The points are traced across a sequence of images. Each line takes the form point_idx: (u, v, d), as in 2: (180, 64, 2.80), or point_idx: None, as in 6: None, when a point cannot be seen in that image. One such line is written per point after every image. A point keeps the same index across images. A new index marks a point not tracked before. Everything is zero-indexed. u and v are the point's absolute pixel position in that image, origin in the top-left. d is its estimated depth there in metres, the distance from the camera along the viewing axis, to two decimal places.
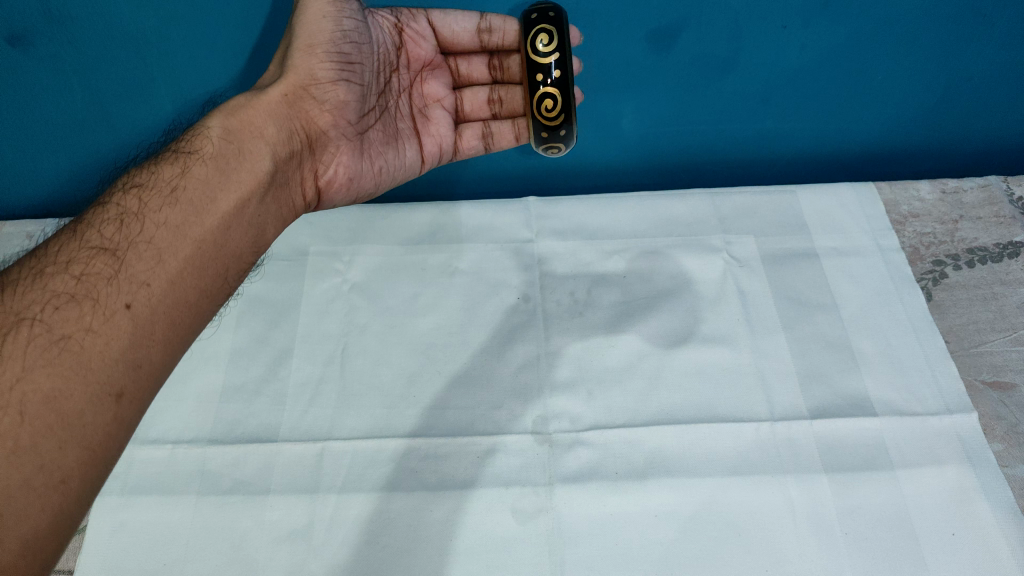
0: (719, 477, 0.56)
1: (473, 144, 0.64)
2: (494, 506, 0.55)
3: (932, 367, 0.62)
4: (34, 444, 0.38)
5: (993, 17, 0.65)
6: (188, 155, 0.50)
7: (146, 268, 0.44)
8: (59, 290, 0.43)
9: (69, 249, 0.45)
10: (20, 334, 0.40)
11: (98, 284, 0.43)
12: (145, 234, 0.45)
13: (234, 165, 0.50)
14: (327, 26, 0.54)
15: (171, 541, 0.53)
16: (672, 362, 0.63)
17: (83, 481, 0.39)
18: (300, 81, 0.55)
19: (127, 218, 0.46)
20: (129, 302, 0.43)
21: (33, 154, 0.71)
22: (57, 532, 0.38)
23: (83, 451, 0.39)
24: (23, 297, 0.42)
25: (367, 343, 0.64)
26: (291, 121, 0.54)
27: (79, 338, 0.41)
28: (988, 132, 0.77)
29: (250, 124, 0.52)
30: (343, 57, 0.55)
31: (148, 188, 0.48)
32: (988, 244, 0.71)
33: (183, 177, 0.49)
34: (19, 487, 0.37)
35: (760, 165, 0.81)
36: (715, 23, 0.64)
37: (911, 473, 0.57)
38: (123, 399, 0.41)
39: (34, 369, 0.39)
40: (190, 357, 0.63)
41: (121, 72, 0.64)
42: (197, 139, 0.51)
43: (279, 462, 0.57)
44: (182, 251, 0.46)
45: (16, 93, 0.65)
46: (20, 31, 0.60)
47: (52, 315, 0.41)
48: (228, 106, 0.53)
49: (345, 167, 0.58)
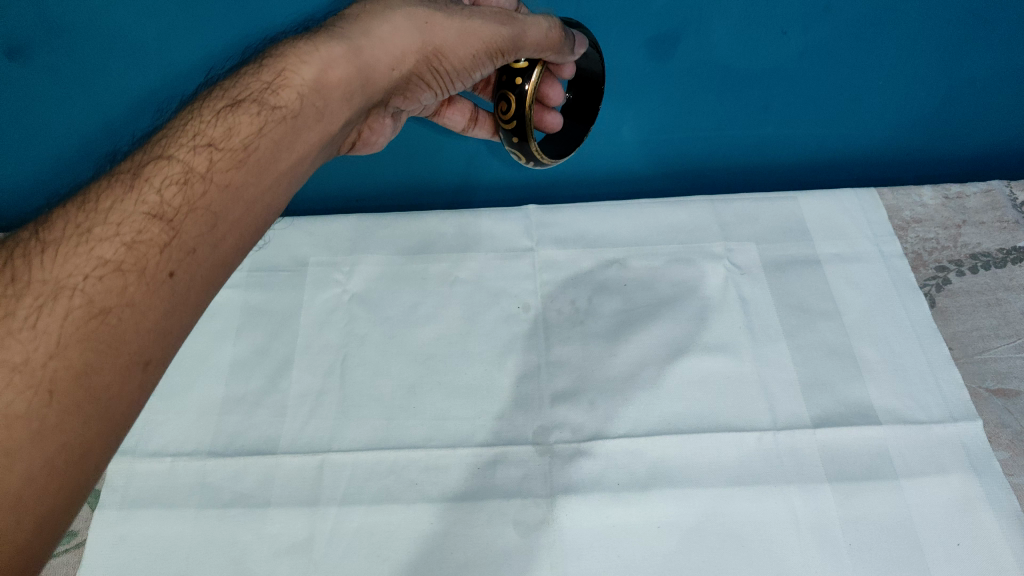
0: (720, 488, 0.56)
1: (454, 119, 0.64)
2: (496, 519, 0.55)
3: (936, 374, 0.62)
4: (59, 421, 0.32)
5: (993, 21, 0.64)
6: (266, 108, 0.42)
7: (199, 234, 0.38)
8: (106, 258, 0.36)
9: (121, 209, 0.37)
10: (56, 308, 0.34)
11: (150, 253, 0.36)
12: (206, 199, 0.39)
13: (311, 127, 0.44)
14: (465, 52, 0.50)
15: (171, 555, 0.53)
16: (675, 370, 0.63)
17: (103, 453, 0.34)
18: (406, 78, 0.50)
19: (192, 179, 0.39)
20: (173, 270, 0.37)
21: (33, 162, 0.73)
22: (71, 504, 0.33)
23: (107, 422, 0.34)
24: (66, 262, 0.35)
25: (367, 353, 0.64)
26: (375, 100, 0.50)
27: (120, 311, 0.35)
28: (992, 135, 0.77)
29: (347, 88, 0.46)
30: (452, 76, 0.52)
31: (219, 145, 0.41)
32: (992, 249, 0.70)
33: (257, 137, 0.42)
34: (41, 466, 0.32)
35: (764, 171, 0.80)
36: (714, 30, 0.64)
37: (916, 483, 0.56)
38: (151, 365, 0.36)
39: (69, 345, 0.33)
40: (191, 368, 0.63)
41: (118, 80, 0.67)
42: (282, 87, 0.43)
43: (279, 474, 0.57)
44: (238, 216, 0.40)
45: (19, 102, 0.68)
46: (19, 43, 0.63)
47: (94, 285, 0.35)
48: (331, 55, 0.45)
49: (385, 137, 0.58)
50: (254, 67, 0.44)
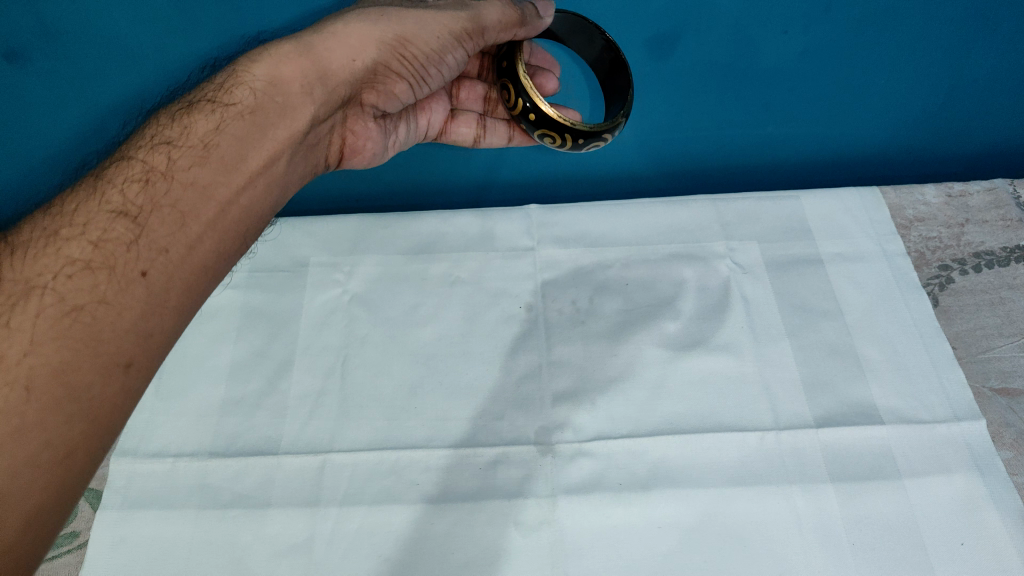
0: (721, 487, 0.56)
1: (462, 132, 0.67)
2: (496, 519, 0.54)
3: (940, 374, 0.61)
4: (40, 419, 0.35)
5: (996, 21, 0.64)
6: (220, 106, 0.47)
7: (167, 233, 0.41)
8: (74, 256, 0.39)
9: (87, 210, 0.42)
10: (29, 304, 0.37)
11: (116, 250, 0.40)
12: (169, 196, 0.43)
13: (272, 120, 0.48)
14: (427, 35, 0.53)
15: (171, 556, 0.53)
16: (677, 369, 0.62)
17: (87, 456, 0.36)
18: (367, 73, 0.54)
19: (154, 177, 0.43)
20: (146, 270, 0.40)
21: (32, 159, 0.74)
22: (59, 506, 0.35)
23: (89, 423, 0.36)
24: (36, 262, 0.39)
25: (367, 354, 0.63)
26: (340, 96, 0.53)
27: (92, 309, 0.37)
28: (994, 134, 0.76)
29: (303, 81, 0.50)
30: (423, 63, 0.55)
31: (178, 145, 0.45)
32: (995, 248, 0.70)
33: (217, 134, 0.46)
34: (25, 464, 0.34)
35: (762, 171, 0.80)
36: (713, 31, 0.64)
37: (919, 482, 0.56)
38: (132, 368, 0.38)
39: (44, 341, 0.36)
40: (190, 369, 0.63)
41: (117, 82, 0.67)
42: (235, 87, 0.48)
43: (279, 475, 0.56)
44: (205, 213, 0.43)
45: (19, 104, 0.68)
46: (18, 46, 0.63)
47: (65, 282, 0.38)
48: (282, 52, 0.50)
49: (373, 143, 0.61)
50: (212, 79, 0.50)
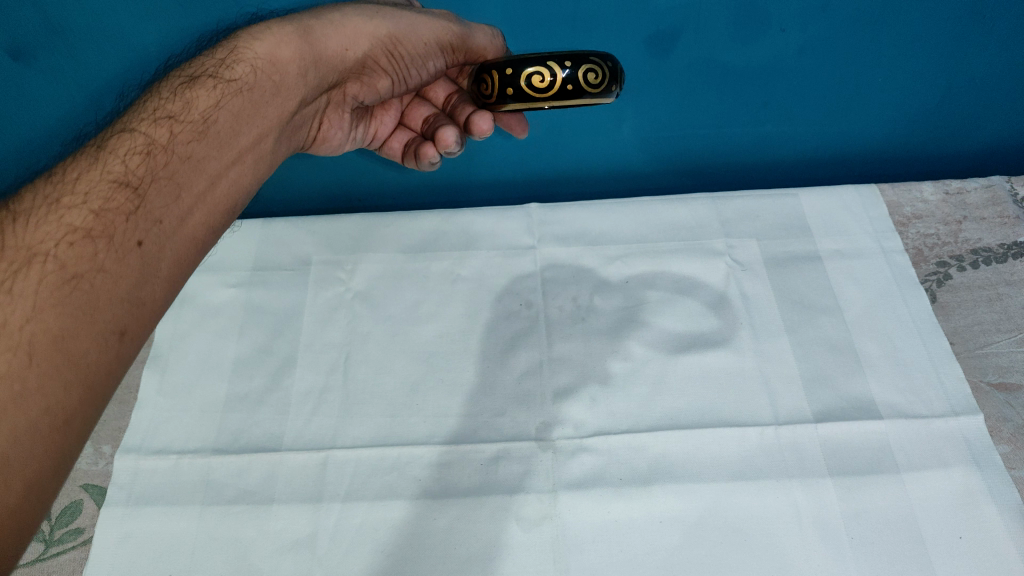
0: (722, 483, 0.56)
1: (394, 149, 0.70)
2: (500, 514, 0.55)
3: (938, 368, 0.62)
4: (41, 385, 0.35)
5: (992, 19, 0.65)
6: (222, 82, 0.48)
7: (163, 205, 0.42)
8: (74, 224, 0.39)
9: (88, 179, 0.41)
10: (31, 272, 0.36)
11: (116, 220, 0.40)
12: (168, 168, 0.43)
13: (267, 99, 0.50)
14: (416, 36, 0.57)
15: (176, 550, 0.53)
16: (676, 366, 0.63)
17: (83, 422, 0.36)
18: (353, 62, 0.57)
19: (155, 150, 0.44)
20: (141, 240, 0.41)
21: (41, 154, 0.78)
22: (57, 471, 0.35)
23: (85, 390, 0.36)
24: (38, 229, 0.38)
25: (369, 351, 0.64)
26: (327, 81, 0.56)
27: (90, 277, 0.38)
28: (993, 133, 0.77)
29: (299, 65, 0.52)
30: (408, 62, 0.59)
31: (180, 119, 0.46)
32: (992, 244, 0.70)
33: (216, 110, 0.47)
34: (25, 429, 0.34)
35: (761, 170, 0.80)
36: (713, 28, 0.65)
37: (916, 475, 0.56)
38: (126, 337, 0.39)
39: (44, 309, 0.36)
40: (194, 365, 0.63)
41: (125, 75, 0.72)
42: (235, 63, 0.49)
43: (283, 471, 0.57)
44: (198, 186, 0.44)
45: (37, 99, 0.73)
46: (40, 42, 0.68)
47: (66, 251, 0.38)
48: (284, 30, 0.52)
49: (341, 133, 0.64)
50: (211, 52, 0.51)
